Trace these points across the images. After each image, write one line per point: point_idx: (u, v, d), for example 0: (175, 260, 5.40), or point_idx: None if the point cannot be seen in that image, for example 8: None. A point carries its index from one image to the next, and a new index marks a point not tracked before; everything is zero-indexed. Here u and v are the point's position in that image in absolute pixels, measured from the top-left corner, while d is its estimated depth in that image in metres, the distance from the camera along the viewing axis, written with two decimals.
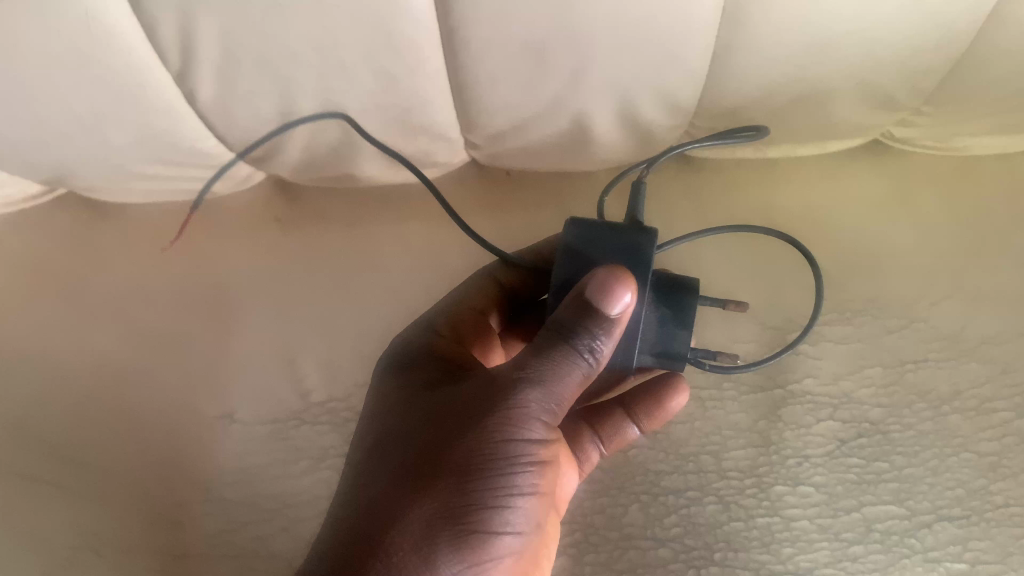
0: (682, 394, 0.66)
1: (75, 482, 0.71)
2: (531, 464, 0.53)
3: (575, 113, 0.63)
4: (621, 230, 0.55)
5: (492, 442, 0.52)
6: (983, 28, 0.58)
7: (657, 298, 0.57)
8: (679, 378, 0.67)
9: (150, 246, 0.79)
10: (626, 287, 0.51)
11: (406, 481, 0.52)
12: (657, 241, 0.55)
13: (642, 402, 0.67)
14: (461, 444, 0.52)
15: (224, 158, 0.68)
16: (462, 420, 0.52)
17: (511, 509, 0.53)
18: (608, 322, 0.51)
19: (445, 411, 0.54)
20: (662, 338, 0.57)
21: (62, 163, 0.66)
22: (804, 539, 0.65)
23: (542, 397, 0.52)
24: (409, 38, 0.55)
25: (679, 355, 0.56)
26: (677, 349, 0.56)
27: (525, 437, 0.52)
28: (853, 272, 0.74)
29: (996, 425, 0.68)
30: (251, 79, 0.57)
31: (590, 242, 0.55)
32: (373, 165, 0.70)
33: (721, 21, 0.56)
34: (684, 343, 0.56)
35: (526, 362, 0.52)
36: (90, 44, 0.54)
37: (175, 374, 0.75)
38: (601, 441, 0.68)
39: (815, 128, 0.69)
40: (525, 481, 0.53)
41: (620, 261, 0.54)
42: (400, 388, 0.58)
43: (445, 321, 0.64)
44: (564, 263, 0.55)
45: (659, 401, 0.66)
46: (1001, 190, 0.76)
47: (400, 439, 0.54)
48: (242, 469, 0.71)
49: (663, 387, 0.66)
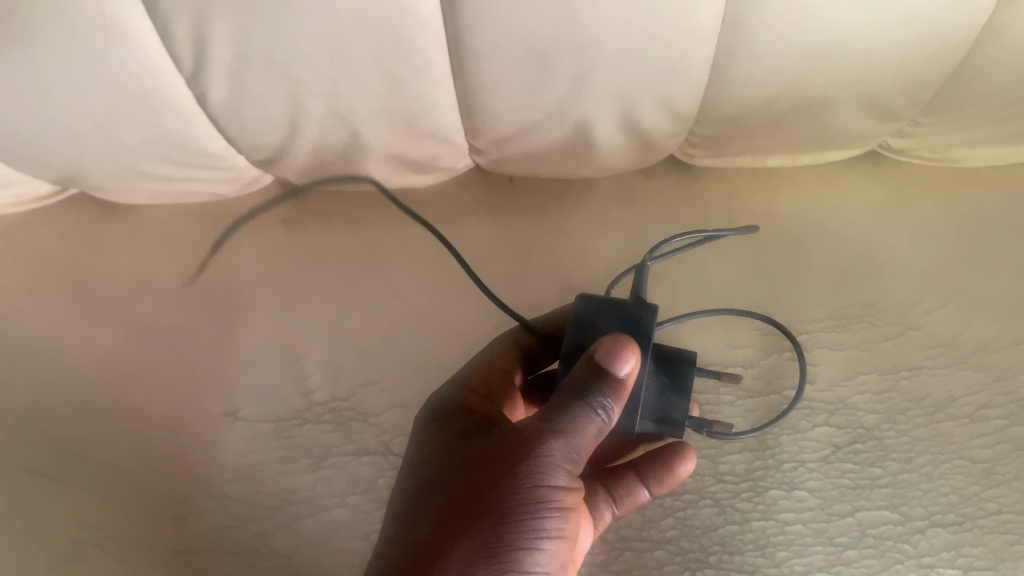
0: (690, 461, 0.65)
1: (79, 476, 0.72)
2: (557, 512, 0.50)
3: (577, 120, 0.64)
4: (624, 304, 0.55)
5: (518, 490, 0.49)
6: (978, 39, 0.59)
7: (657, 368, 0.57)
8: (687, 446, 0.65)
9: (158, 245, 0.81)
10: (631, 351, 0.50)
11: (434, 532, 0.50)
12: (657, 316, 0.54)
13: (651, 465, 0.65)
14: (487, 491, 0.50)
15: (232, 159, 0.69)
16: (488, 470, 0.51)
17: (539, 557, 0.49)
18: (617, 378, 0.50)
19: (471, 462, 0.52)
20: (660, 408, 0.56)
21: (73, 161, 0.67)
22: (798, 543, 0.66)
23: (565, 446, 0.50)
24: (416, 43, 0.56)
25: (678, 422, 0.56)
26: (676, 417, 0.56)
27: (551, 483, 0.50)
28: (850, 279, 0.75)
29: (990, 432, 0.69)
30: (261, 82, 0.58)
31: (597, 315, 0.55)
32: (379, 168, 0.71)
33: (721, 29, 0.57)
34: (683, 413, 0.56)
35: (547, 411, 0.51)
36: (105, 45, 0.55)
37: (180, 372, 0.76)
38: (614, 501, 0.66)
39: (813, 136, 0.70)
40: (553, 528, 0.50)
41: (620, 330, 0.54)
42: (428, 444, 0.56)
43: (473, 376, 0.62)
44: (573, 334, 0.55)
45: (666, 465, 0.65)
46: (996, 201, 0.78)
47: (426, 491, 0.52)
48: (244, 466, 0.72)
49: (670, 450, 0.65)
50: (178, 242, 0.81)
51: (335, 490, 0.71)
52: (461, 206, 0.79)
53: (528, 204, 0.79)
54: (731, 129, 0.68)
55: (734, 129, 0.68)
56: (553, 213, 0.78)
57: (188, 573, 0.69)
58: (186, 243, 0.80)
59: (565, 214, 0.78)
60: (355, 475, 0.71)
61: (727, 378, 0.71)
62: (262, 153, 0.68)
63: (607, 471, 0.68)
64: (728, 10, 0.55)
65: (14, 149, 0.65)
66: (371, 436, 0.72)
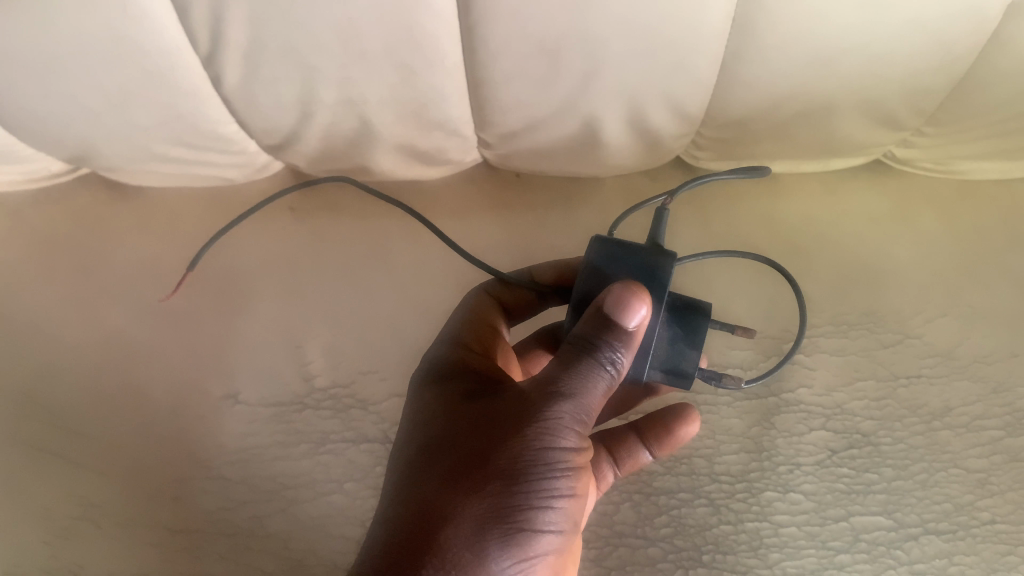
0: (694, 424, 0.66)
1: (80, 453, 0.73)
2: (567, 473, 0.50)
3: (586, 116, 0.65)
4: (638, 249, 0.53)
5: (532, 447, 0.49)
6: (984, 51, 0.60)
7: (669, 317, 0.55)
8: (691, 409, 0.67)
9: (167, 229, 0.81)
10: (642, 298, 0.49)
11: (442, 493, 0.48)
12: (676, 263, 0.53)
13: (655, 427, 0.67)
14: (501, 448, 0.49)
15: (243, 143, 0.70)
16: (499, 428, 0.50)
17: (550, 519, 0.49)
18: (625, 329, 0.49)
19: (481, 419, 0.51)
20: (669, 357, 0.54)
21: (87, 140, 0.68)
22: (791, 545, 0.66)
23: (573, 407, 0.50)
24: (430, 33, 0.57)
25: (687, 373, 0.54)
26: (686, 368, 0.54)
27: (563, 441, 0.49)
28: (850, 286, 0.75)
29: (985, 442, 0.69)
30: (274, 66, 0.59)
31: (611, 262, 0.53)
32: (388, 158, 0.72)
33: (730, 30, 0.57)
34: (692, 364, 0.54)
35: (557, 367, 0.51)
36: (124, 24, 0.56)
37: (184, 353, 0.76)
38: (616, 462, 0.67)
39: (820, 142, 0.70)
40: (565, 485, 0.50)
41: (635, 277, 0.52)
42: (431, 402, 0.55)
43: (468, 334, 0.61)
44: (583, 280, 0.53)
45: (669, 427, 0.66)
46: (998, 214, 0.78)
47: (433, 450, 0.51)
48: (243, 449, 0.72)
49: (674, 414, 0.67)
50: (187, 226, 0.81)
51: (332, 475, 0.71)
52: (469, 200, 0.80)
53: (534, 201, 0.80)
54: (738, 132, 0.69)
55: (741, 132, 0.69)
56: (558, 211, 0.79)
57: (183, 552, 0.69)
58: (194, 227, 0.81)
59: (571, 212, 0.79)
60: (352, 461, 0.71)
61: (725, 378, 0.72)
62: (273, 138, 0.68)
63: (608, 433, 0.69)
64: (737, 11, 0.56)
65: (29, 125, 0.66)
66: (369, 424, 0.73)
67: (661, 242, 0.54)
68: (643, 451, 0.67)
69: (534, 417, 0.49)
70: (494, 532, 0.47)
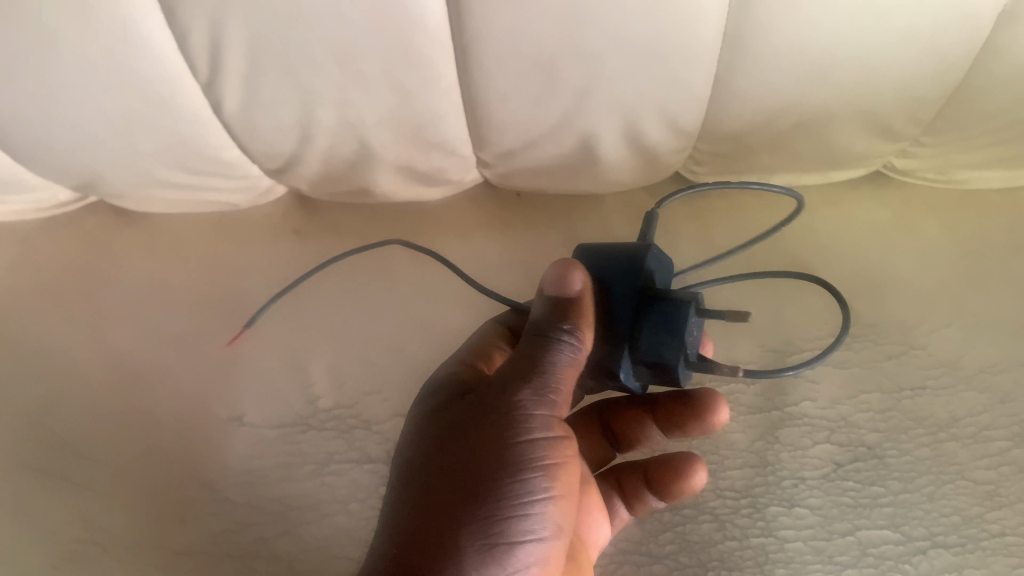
0: (699, 476, 0.66)
1: (88, 477, 0.73)
2: (541, 459, 0.52)
3: (582, 133, 0.65)
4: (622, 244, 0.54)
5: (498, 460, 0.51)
6: (978, 59, 0.60)
7: None
8: (698, 460, 0.67)
9: (173, 253, 0.82)
10: (577, 274, 0.51)
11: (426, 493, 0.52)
12: (656, 254, 0.53)
13: (660, 474, 0.68)
14: (468, 464, 0.51)
15: (245, 167, 0.71)
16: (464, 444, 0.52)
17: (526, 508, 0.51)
18: (572, 310, 0.51)
19: (448, 438, 0.53)
20: (649, 344, 0.50)
21: (91, 167, 0.69)
22: (798, 560, 0.65)
23: (534, 393, 0.51)
24: (424, 55, 0.57)
25: (666, 360, 0.49)
26: (665, 356, 0.49)
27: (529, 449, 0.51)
28: (852, 298, 0.75)
29: (993, 453, 0.68)
30: (272, 90, 0.60)
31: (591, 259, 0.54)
32: (389, 181, 0.73)
33: (722, 45, 0.58)
34: (670, 351, 0.49)
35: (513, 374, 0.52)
36: (125, 52, 0.57)
37: (191, 376, 0.77)
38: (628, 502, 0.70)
39: (819, 154, 0.70)
40: (538, 480, 0.51)
41: (616, 270, 0.53)
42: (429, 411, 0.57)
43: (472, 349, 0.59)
44: None
45: (671, 479, 0.67)
46: (1002, 223, 0.78)
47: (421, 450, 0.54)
48: (248, 471, 0.73)
49: (675, 469, 0.67)
50: (193, 250, 0.82)
51: (337, 495, 0.71)
52: (470, 219, 0.81)
53: (535, 219, 0.80)
54: (736, 146, 0.69)
55: (738, 145, 0.69)
56: (560, 228, 0.79)
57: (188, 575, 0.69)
58: (200, 251, 0.82)
59: (572, 229, 0.79)
60: (356, 482, 0.72)
61: (727, 394, 0.72)
62: (274, 162, 0.69)
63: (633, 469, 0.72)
64: (728, 24, 0.56)
65: (35, 153, 0.67)
66: (374, 444, 0.73)
67: (650, 239, 0.55)
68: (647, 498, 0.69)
69: (494, 428, 0.52)
70: (469, 542, 0.50)
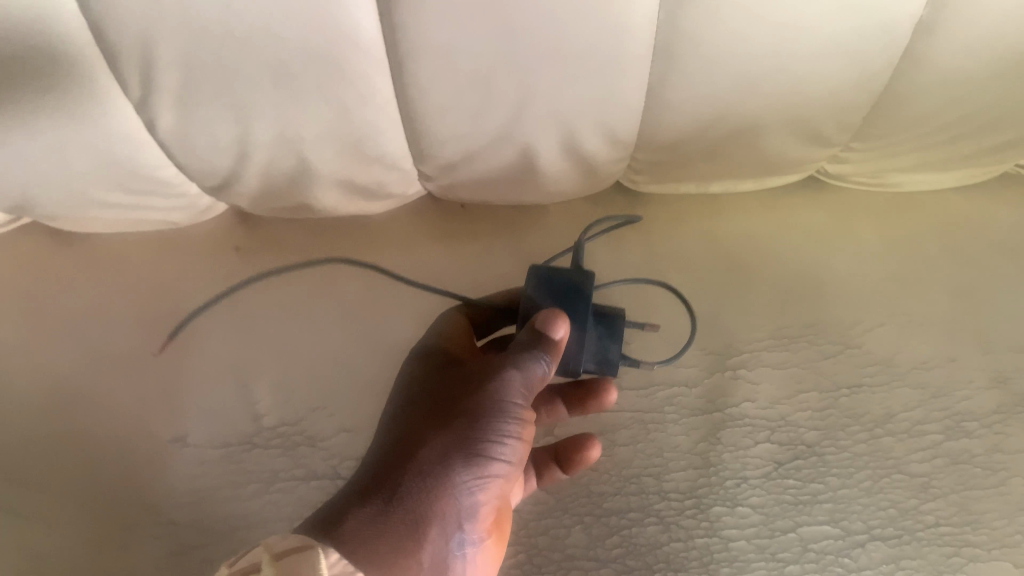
0: (593, 448, 0.69)
1: (25, 504, 0.72)
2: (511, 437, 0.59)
3: (522, 144, 0.66)
4: (562, 269, 0.59)
5: (476, 456, 0.57)
6: (901, 66, 0.62)
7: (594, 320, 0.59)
8: (591, 436, 0.70)
9: (112, 273, 0.81)
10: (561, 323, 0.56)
11: (405, 450, 0.58)
12: (595, 282, 0.59)
13: (557, 450, 0.70)
14: (446, 442, 0.58)
15: (183, 185, 0.70)
16: (442, 441, 0.58)
17: (490, 473, 0.58)
18: (552, 342, 0.56)
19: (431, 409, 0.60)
20: (598, 352, 0.59)
21: (23, 189, 0.68)
22: (742, 559, 0.67)
23: (512, 388, 0.57)
24: (360, 70, 0.57)
25: (612, 362, 0.59)
26: (610, 357, 0.59)
27: (503, 445, 0.58)
28: (789, 300, 0.77)
29: (927, 447, 0.71)
30: (208, 109, 0.59)
31: (540, 284, 0.58)
32: (330, 196, 0.72)
33: (654, 56, 0.59)
34: (617, 356, 0.59)
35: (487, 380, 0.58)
36: (54, 70, 0.56)
37: (131, 398, 0.76)
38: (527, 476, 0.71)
39: (752, 161, 0.72)
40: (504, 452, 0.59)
41: (562, 295, 0.58)
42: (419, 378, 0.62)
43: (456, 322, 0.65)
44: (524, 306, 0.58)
45: (568, 453, 0.69)
46: (930, 226, 0.81)
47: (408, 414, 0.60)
48: (192, 492, 0.72)
49: (573, 440, 0.70)
50: (133, 269, 0.81)
51: (282, 513, 0.71)
52: (414, 233, 0.81)
53: (478, 231, 0.81)
54: (671, 155, 0.70)
55: (674, 154, 0.70)
56: (503, 240, 0.80)
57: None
58: (140, 270, 0.81)
59: (515, 240, 0.80)
60: (302, 499, 0.71)
61: (670, 397, 0.73)
62: (213, 179, 0.69)
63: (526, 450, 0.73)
64: (659, 38, 0.58)
65: None
66: (319, 461, 0.73)
67: (581, 265, 0.61)
68: (553, 468, 0.70)
69: (472, 408, 0.58)
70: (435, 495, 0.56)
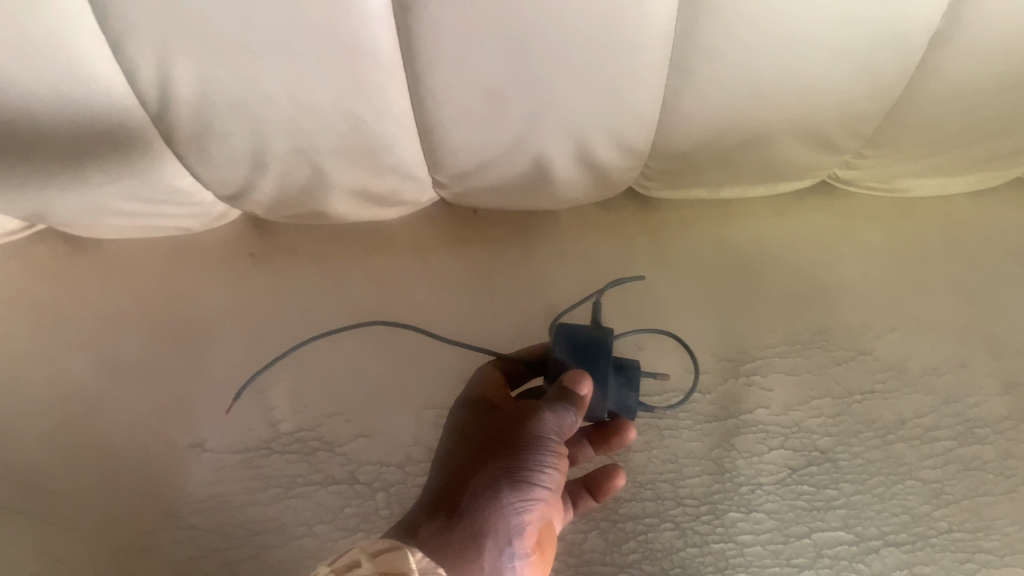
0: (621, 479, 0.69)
1: (45, 510, 0.72)
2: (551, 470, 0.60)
3: (535, 153, 0.66)
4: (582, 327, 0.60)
5: (518, 487, 0.59)
6: (915, 76, 0.62)
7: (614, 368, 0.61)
8: (617, 467, 0.69)
9: (129, 281, 0.81)
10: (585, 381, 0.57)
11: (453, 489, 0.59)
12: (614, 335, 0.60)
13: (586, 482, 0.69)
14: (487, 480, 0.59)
15: (198, 194, 0.70)
16: (484, 479, 0.59)
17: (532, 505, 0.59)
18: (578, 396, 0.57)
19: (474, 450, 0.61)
20: (617, 399, 0.59)
21: (41, 200, 0.68)
22: (757, 564, 0.67)
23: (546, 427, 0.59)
24: (375, 83, 0.57)
25: (628, 409, 0.60)
26: (627, 405, 0.60)
27: (544, 475, 0.59)
28: (801, 306, 0.77)
29: (938, 453, 0.71)
30: (224, 121, 0.59)
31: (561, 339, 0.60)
32: (345, 205, 0.73)
33: (668, 68, 0.59)
34: (634, 403, 0.60)
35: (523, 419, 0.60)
36: (71, 86, 0.56)
37: (149, 404, 0.76)
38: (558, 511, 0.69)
39: (764, 168, 0.72)
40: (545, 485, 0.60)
41: (584, 348, 0.60)
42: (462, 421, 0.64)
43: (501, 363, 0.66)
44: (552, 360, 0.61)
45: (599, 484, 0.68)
46: (942, 230, 0.81)
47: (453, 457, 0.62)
48: (211, 497, 0.73)
49: (602, 470, 0.69)
50: (149, 277, 0.81)
51: (301, 518, 0.72)
52: (426, 239, 0.81)
53: (491, 236, 0.81)
54: (683, 163, 0.71)
55: (685, 163, 0.71)
56: (516, 245, 0.80)
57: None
58: (156, 279, 0.81)
59: (528, 245, 0.80)
60: (320, 504, 0.72)
61: (684, 403, 0.73)
62: (228, 189, 0.69)
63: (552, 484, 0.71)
64: (673, 49, 0.58)
65: None
66: (336, 466, 0.73)
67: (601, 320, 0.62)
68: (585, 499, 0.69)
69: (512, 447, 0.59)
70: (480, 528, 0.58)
